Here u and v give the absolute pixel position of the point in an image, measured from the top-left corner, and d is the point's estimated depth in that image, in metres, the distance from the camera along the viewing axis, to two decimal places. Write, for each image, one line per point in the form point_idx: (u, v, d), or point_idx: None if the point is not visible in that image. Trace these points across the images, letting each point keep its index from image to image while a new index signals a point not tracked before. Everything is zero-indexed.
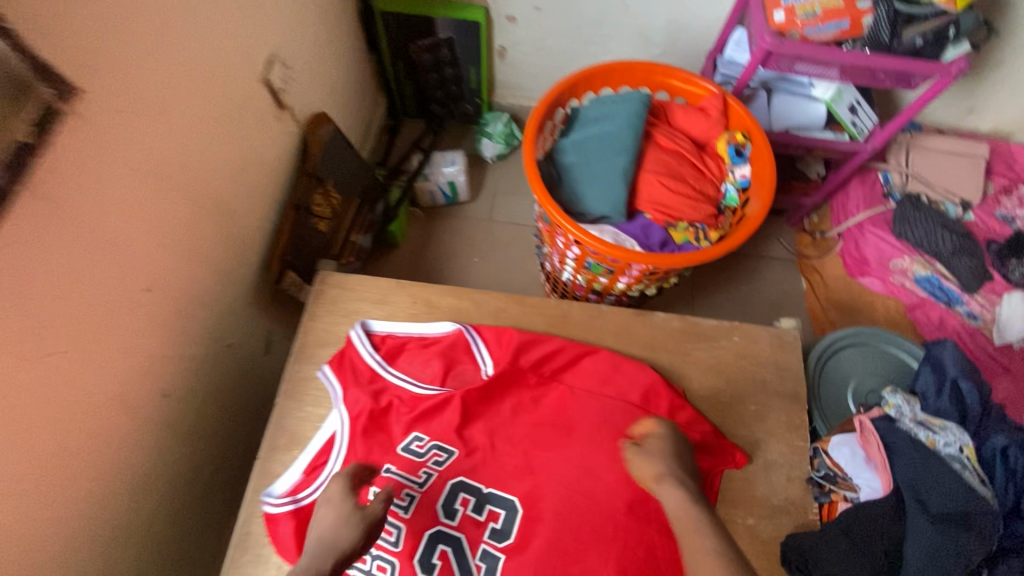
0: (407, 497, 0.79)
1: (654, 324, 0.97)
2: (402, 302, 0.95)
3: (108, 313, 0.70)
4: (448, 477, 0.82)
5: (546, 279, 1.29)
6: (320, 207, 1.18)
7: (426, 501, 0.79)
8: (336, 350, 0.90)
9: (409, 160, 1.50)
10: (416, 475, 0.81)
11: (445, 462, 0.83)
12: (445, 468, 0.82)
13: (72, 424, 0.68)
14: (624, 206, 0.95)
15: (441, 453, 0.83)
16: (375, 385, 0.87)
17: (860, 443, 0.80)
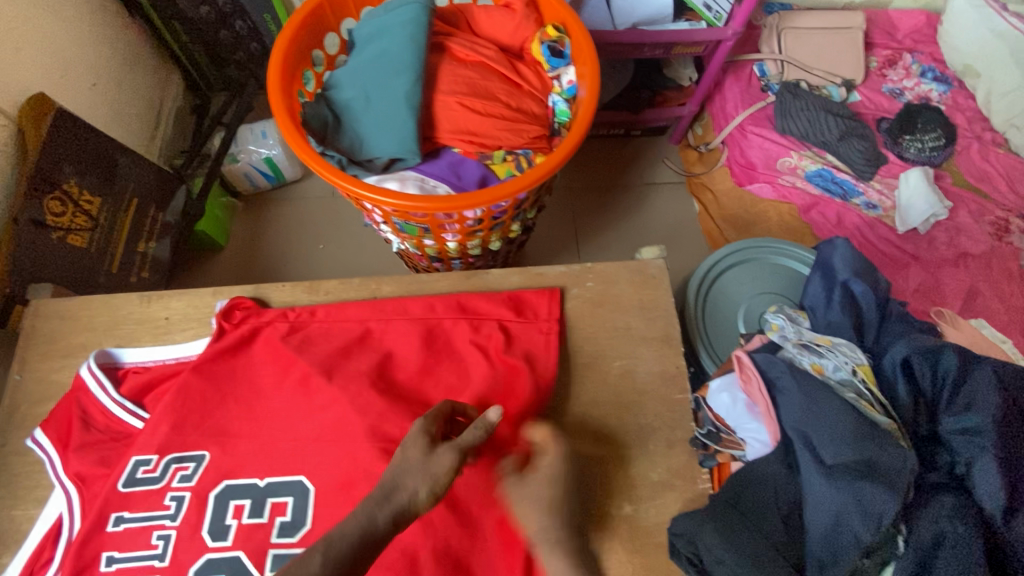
0: (160, 542, 0.61)
1: (489, 285, 0.76)
2: (148, 322, 0.71)
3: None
4: (209, 488, 0.64)
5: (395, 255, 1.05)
6: (57, 215, 0.91)
7: (184, 535, 0.62)
8: (49, 408, 0.65)
9: (211, 140, 1.24)
10: (162, 509, 0.63)
11: (194, 475, 0.64)
12: (198, 480, 0.64)
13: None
14: (414, 140, 0.72)
15: (186, 466, 0.65)
16: (112, 441, 0.65)
17: (740, 384, 0.62)
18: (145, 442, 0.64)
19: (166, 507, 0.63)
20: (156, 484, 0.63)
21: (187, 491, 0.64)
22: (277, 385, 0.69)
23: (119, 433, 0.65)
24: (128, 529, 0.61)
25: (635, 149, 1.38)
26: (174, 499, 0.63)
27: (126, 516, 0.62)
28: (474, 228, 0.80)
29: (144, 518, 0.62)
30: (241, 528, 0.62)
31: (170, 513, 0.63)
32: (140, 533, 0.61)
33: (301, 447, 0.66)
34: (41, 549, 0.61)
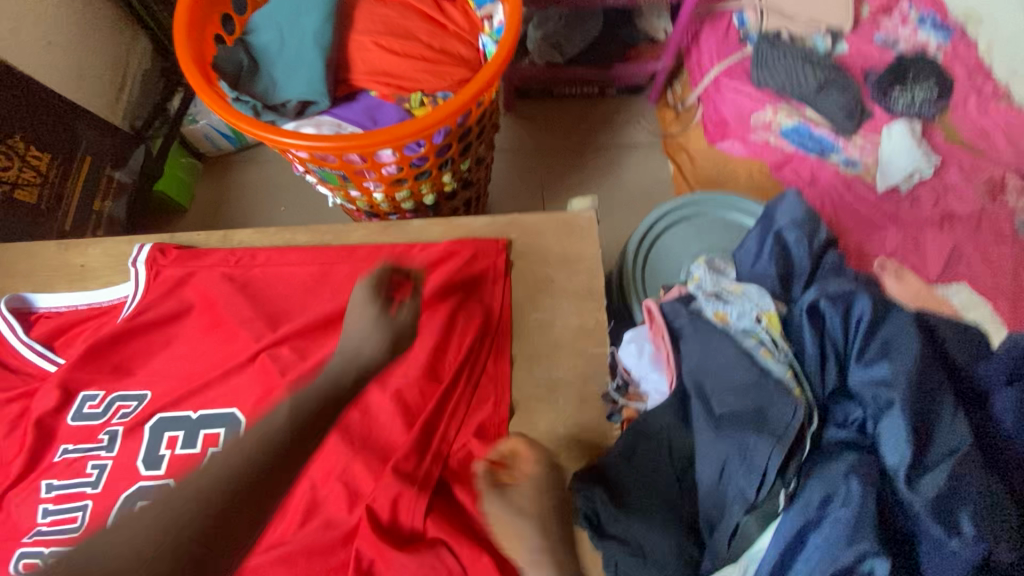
0: (94, 471, 0.61)
1: (408, 237, 0.73)
2: (65, 267, 0.71)
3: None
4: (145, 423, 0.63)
5: None
6: (6, 169, 0.92)
7: (118, 467, 0.61)
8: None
9: (171, 99, 1.24)
10: (98, 440, 0.62)
11: (132, 413, 0.63)
12: (134, 417, 0.63)
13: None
14: (326, 84, 0.69)
15: (128, 404, 0.64)
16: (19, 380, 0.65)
17: (649, 334, 0.58)
18: (53, 388, 0.63)
19: (101, 440, 0.63)
20: (98, 419, 0.63)
21: (124, 425, 0.62)
22: (185, 333, 0.67)
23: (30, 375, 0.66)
24: (67, 459, 0.61)
25: (609, 109, 1.32)
26: (110, 433, 0.63)
27: (69, 448, 0.62)
28: (396, 177, 0.76)
29: (82, 449, 0.62)
30: (173, 459, 0.61)
31: (110, 445, 0.62)
32: (76, 463, 0.61)
33: (201, 398, 0.64)
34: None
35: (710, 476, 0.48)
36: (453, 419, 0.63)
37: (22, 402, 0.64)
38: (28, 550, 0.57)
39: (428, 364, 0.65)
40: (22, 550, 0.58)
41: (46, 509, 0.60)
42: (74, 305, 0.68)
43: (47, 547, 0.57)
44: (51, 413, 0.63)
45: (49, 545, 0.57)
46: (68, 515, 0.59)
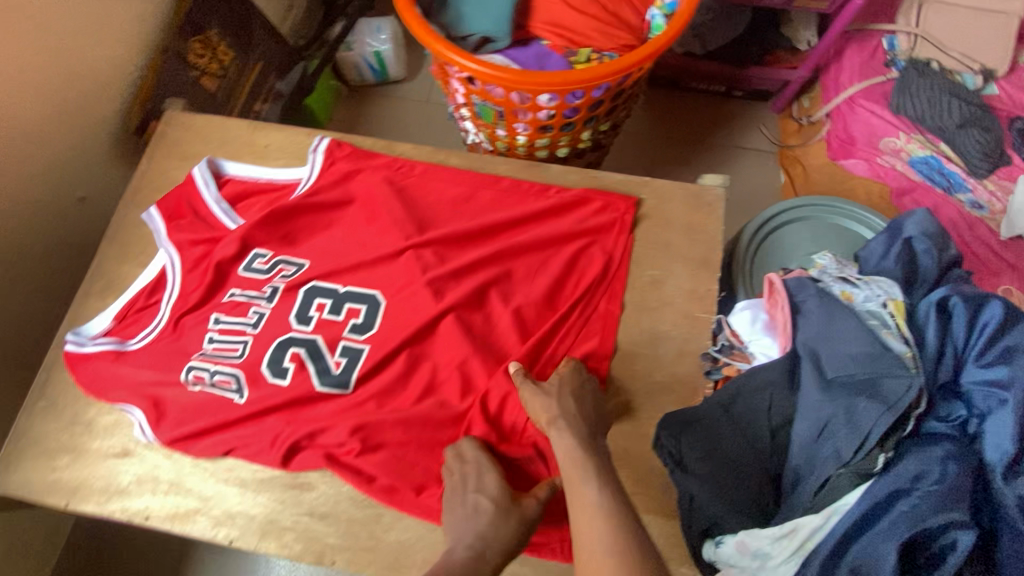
0: (254, 315, 0.70)
1: (547, 179, 0.79)
2: (252, 146, 0.83)
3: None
4: (301, 285, 0.72)
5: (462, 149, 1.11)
6: (196, 58, 1.03)
7: (274, 317, 0.70)
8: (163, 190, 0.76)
9: (331, 28, 1.30)
10: (262, 291, 0.72)
11: (293, 277, 0.73)
12: (294, 279, 0.72)
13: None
14: (508, 25, 0.77)
15: (289, 268, 0.74)
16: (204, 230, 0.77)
17: (766, 305, 0.64)
18: (233, 241, 0.73)
19: (265, 292, 0.72)
20: (264, 274, 0.73)
21: (286, 284, 0.72)
22: (345, 221, 0.76)
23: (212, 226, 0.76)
24: (234, 300, 0.71)
25: (732, 109, 1.34)
26: (272, 288, 0.72)
27: (236, 292, 0.72)
28: (545, 123, 0.83)
29: (248, 295, 0.72)
30: (321, 321, 0.70)
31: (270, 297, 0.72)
32: (239, 305, 0.71)
33: (349, 278, 0.73)
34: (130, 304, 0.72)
35: (810, 430, 0.53)
36: (563, 342, 0.70)
37: (203, 247, 0.74)
38: (197, 364, 0.67)
39: (550, 289, 0.72)
40: (191, 364, 0.68)
41: (212, 336, 0.69)
42: (256, 177, 0.79)
43: (212, 365, 0.67)
44: (228, 262, 0.73)
45: (215, 364, 0.67)
46: (230, 345, 0.69)
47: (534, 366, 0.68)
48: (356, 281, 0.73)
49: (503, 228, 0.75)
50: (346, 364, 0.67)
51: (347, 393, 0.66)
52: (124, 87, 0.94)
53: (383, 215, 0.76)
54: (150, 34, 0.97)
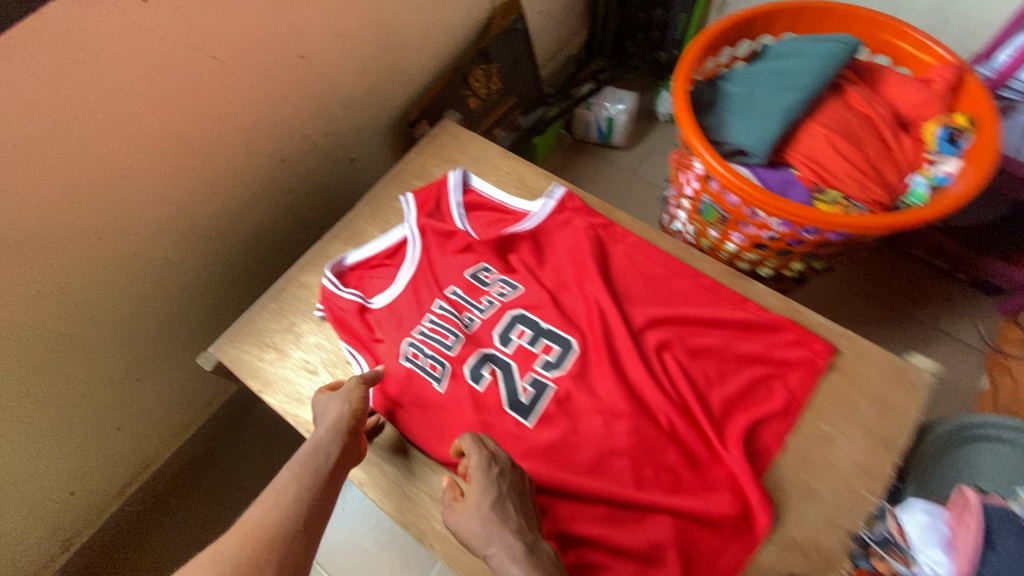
0: (468, 319, 0.81)
1: (747, 293, 0.81)
2: (497, 169, 0.95)
3: (239, 48, 0.78)
4: (509, 308, 0.81)
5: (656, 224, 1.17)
6: (475, 82, 1.21)
7: (484, 328, 0.80)
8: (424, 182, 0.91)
9: (579, 87, 1.46)
10: (478, 300, 0.82)
11: (507, 296, 0.82)
12: (507, 300, 0.82)
13: (178, 126, 0.79)
14: (769, 146, 0.80)
15: (506, 287, 0.83)
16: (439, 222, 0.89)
17: (952, 520, 0.60)
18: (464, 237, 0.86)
19: (480, 302, 0.82)
20: (485, 286, 0.83)
21: (500, 303, 0.81)
22: (551, 256, 0.85)
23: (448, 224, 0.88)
24: (456, 299, 0.82)
25: (949, 291, 1.23)
26: (488, 302, 0.82)
27: (457, 291, 0.83)
28: (762, 241, 0.85)
29: (467, 299, 0.82)
30: (519, 347, 0.78)
31: (483, 308, 0.82)
32: (459, 305, 0.82)
33: (539, 310, 0.80)
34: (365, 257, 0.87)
35: None
36: (711, 460, 0.69)
37: (439, 239, 0.87)
38: (417, 344, 0.78)
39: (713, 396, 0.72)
40: (411, 341, 0.79)
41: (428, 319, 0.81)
42: (496, 197, 0.91)
43: (426, 348, 0.78)
44: (457, 262, 0.85)
45: (429, 348, 0.77)
46: (443, 333, 0.79)
47: (672, 463, 0.69)
48: (555, 320, 0.79)
49: (691, 328, 0.78)
50: (534, 394, 0.74)
51: (527, 425, 0.73)
52: (416, 86, 1.14)
53: (590, 269, 0.82)
54: (449, 54, 1.17)
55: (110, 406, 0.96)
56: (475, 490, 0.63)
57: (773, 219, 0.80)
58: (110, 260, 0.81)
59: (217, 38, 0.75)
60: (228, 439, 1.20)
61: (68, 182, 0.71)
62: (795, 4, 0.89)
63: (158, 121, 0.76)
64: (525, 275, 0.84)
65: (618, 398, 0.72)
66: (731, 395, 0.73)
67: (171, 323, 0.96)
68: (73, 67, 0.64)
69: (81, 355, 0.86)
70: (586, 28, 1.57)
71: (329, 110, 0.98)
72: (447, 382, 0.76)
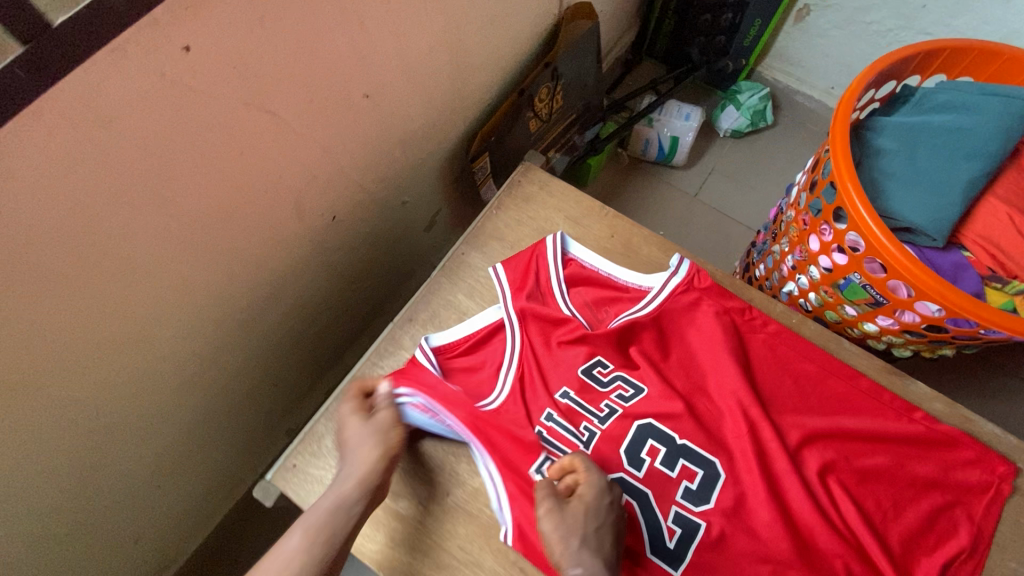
0: (585, 432, 0.65)
1: (908, 396, 0.70)
2: (597, 231, 0.80)
3: (301, 97, 0.60)
4: (634, 417, 0.66)
5: (743, 271, 1.05)
6: (539, 101, 1.02)
7: (608, 445, 0.65)
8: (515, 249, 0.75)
9: (638, 98, 1.30)
10: (597, 407, 0.67)
11: (630, 400, 0.67)
12: (631, 406, 0.67)
13: (223, 202, 0.60)
14: (945, 225, 0.68)
15: (626, 388, 0.68)
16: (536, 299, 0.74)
17: None
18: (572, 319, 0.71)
19: (599, 408, 0.67)
20: (602, 387, 0.68)
21: (623, 410, 0.66)
22: (680, 347, 0.72)
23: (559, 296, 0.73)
24: (570, 405, 0.67)
25: None
26: (607, 408, 0.67)
27: (571, 394, 0.67)
28: (918, 330, 0.73)
29: (582, 404, 0.67)
30: (652, 469, 0.64)
31: (603, 416, 0.67)
32: (575, 414, 0.66)
33: (675, 422, 0.65)
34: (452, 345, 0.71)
35: None
36: None
37: (542, 326, 0.71)
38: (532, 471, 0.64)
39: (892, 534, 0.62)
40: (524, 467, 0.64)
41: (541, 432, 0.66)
42: (602, 270, 0.75)
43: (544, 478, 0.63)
44: (569, 358, 0.69)
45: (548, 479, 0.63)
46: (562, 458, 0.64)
47: None
48: (695, 435, 0.65)
49: (854, 446, 0.67)
50: (682, 538, 0.61)
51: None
52: (476, 110, 0.95)
53: (732, 370, 0.69)
54: (512, 69, 0.98)
55: (128, 522, 0.78)
56: (579, 509, 0.57)
57: (941, 314, 0.67)
58: (131, 370, 0.63)
59: (278, 89, 0.57)
60: (252, 522, 1.03)
61: (87, 293, 0.52)
62: (954, 43, 0.76)
63: (204, 201, 0.57)
64: (652, 372, 0.69)
65: (787, 545, 0.60)
66: (909, 532, 0.63)
67: (198, 421, 0.78)
68: (105, 153, 0.45)
69: (96, 480, 0.68)
70: (637, 23, 1.38)
71: (389, 152, 0.80)
72: None
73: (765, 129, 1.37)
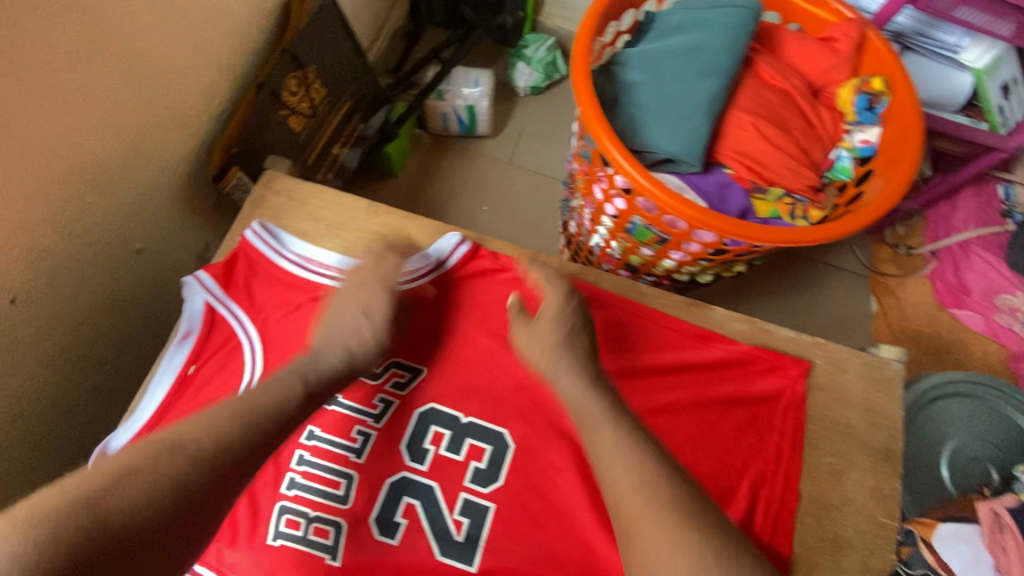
0: (358, 437, 0.60)
1: (710, 323, 0.70)
2: (369, 232, 0.70)
3: None
4: (416, 405, 0.62)
5: (563, 236, 1.01)
6: (290, 96, 0.89)
7: (384, 443, 0.60)
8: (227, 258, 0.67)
9: (423, 72, 1.20)
10: (370, 406, 0.62)
11: (408, 385, 0.63)
12: (408, 395, 0.63)
13: None
14: (699, 148, 0.66)
15: (403, 374, 0.64)
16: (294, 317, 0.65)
17: (983, 538, 0.62)
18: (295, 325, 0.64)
19: (373, 406, 0.62)
20: (373, 381, 0.63)
21: (398, 401, 0.62)
22: (475, 339, 0.66)
23: (304, 316, 0.65)
24: (337, 413, 0.61)
25: None
26: (382, 403, 0.62)
27: (338, 398, 0.62)
28: (707, 256, 0.73)
29: (352, 407, 0.62)
30: (435, 458, 0.60)
31: (379, 413, 0.62)
32: (344, 421, 0.61)
33: (457, 402, 0.63)
34: (177, 392, 0.62)
35: None
36: None
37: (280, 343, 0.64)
38: (292, 506, 0.56)
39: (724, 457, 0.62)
40: (282, 505, 0.56)
41: (304, 455, 0.59)
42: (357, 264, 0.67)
43: (312, 507, 0.56)
44: None
45: (315, 506, 0.56)
46: (332, 478, 0.58)
47: None
48: (484, 412, 0.62)
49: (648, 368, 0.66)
50: (470, 525, 0.57)
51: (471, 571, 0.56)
52: (204, 125, 0.80)
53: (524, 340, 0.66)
54: (238, 65, 0.83)
55: None
56: (545, 329, 0.61)
57: (717, 238, 0.67)
58: None
59: None
60: None
61: None
62: None
63: None
64: (442, 365, 0.64)
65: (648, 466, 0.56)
66: (703, 440, 0.62)
67: None
68: None
69: None
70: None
71: (75, 201, 0.63)
72: (347, 548, 0.55)
73: (564, 79, 1.34)
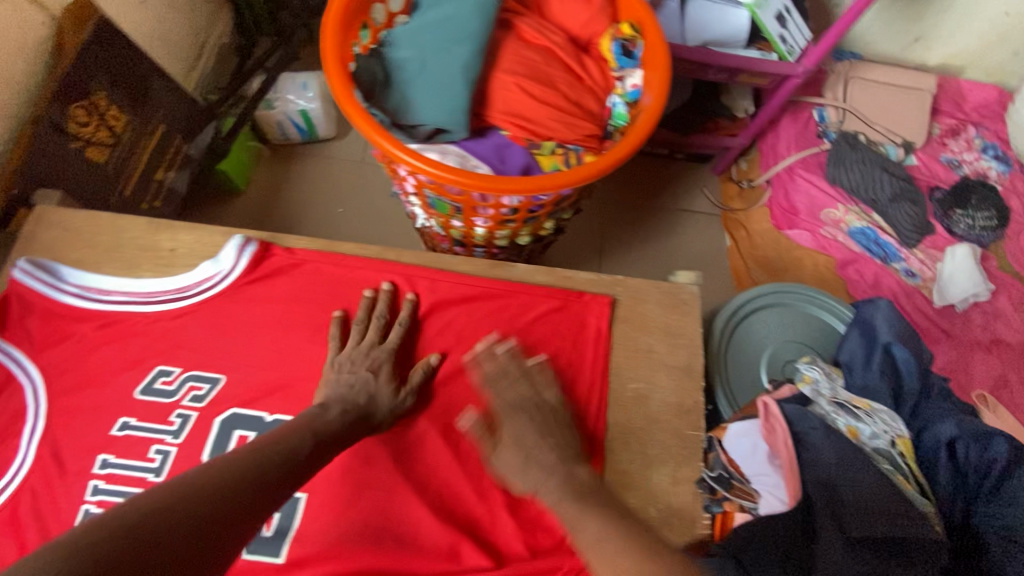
0: (157, 456, 0.61)
1: (512, 279, 0.72)
2: (155, 249, 0.69)
3: None
4: (216, 413, 0.63)
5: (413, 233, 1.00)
6: (81, 126, 0.86)
7: (183, 456, 0.60)
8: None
9: (250, 82, 1.17)
10: (168, 423, 0.62)
11: (207, 396, 0.63)
12: (207, 405, 0.63)
13: None
14: (463, 114, 0.69)
15: (200, 386, 0.64)
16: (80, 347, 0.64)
17: (761, 431, 0.61)
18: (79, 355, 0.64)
19: (172, 423, 0.62)
20: (169, 398, 0.63)
21: (197, 412, 0.62)
22: (274, 335, 0.66)
23: (90, 344, 0.64)
24: (131, 436, 0.61)
25: (670, 174, 1.32)
26: (180, 417, 0.62)
27: (132, 423, 0.62)
28: (506, 217, 0.75)
29: (148, 428, 0.62)
30: None
31: (178, 428, 0.62)
32: (139, 444, 0.61)
33: (260, 401, 0.63)
34: None
35: None
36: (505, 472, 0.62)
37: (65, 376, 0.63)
38: None
39: None
40: None
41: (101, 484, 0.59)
42: (138, 285, 0.67)
43: None
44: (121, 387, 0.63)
45: None
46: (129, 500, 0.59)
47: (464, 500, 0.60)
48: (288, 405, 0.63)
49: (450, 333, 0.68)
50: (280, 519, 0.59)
51: (278, 562, 0.58)
52: None
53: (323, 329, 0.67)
54: (10, 106, 0.79)
55: None
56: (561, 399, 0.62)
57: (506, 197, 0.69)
58: None
59: None
60: None
61: None
62: None
63: None
64: (240, 368, 0.65)
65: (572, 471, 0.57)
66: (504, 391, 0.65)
67: None
68: None
69: None
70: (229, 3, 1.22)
71: None
72: None
73: None
